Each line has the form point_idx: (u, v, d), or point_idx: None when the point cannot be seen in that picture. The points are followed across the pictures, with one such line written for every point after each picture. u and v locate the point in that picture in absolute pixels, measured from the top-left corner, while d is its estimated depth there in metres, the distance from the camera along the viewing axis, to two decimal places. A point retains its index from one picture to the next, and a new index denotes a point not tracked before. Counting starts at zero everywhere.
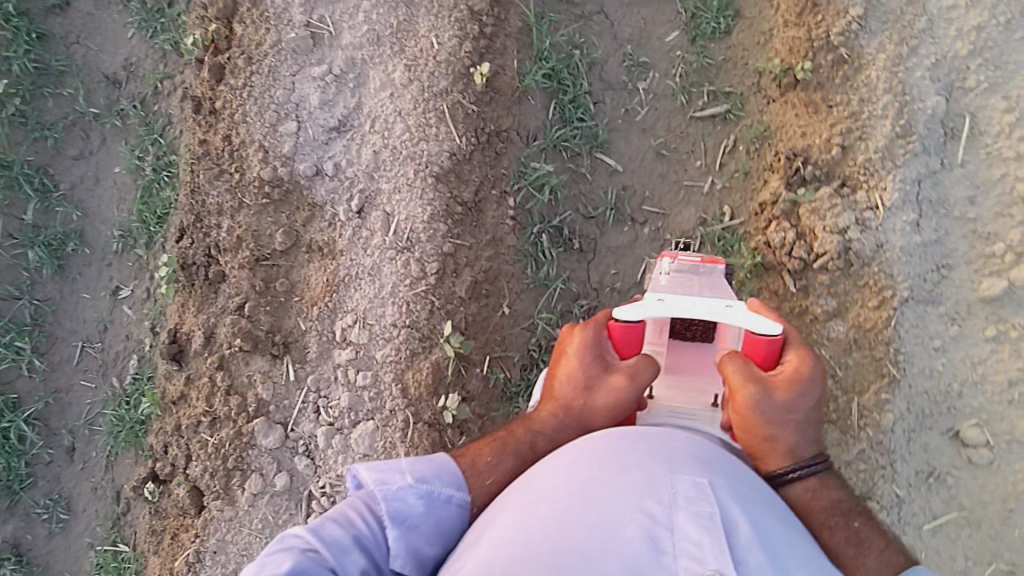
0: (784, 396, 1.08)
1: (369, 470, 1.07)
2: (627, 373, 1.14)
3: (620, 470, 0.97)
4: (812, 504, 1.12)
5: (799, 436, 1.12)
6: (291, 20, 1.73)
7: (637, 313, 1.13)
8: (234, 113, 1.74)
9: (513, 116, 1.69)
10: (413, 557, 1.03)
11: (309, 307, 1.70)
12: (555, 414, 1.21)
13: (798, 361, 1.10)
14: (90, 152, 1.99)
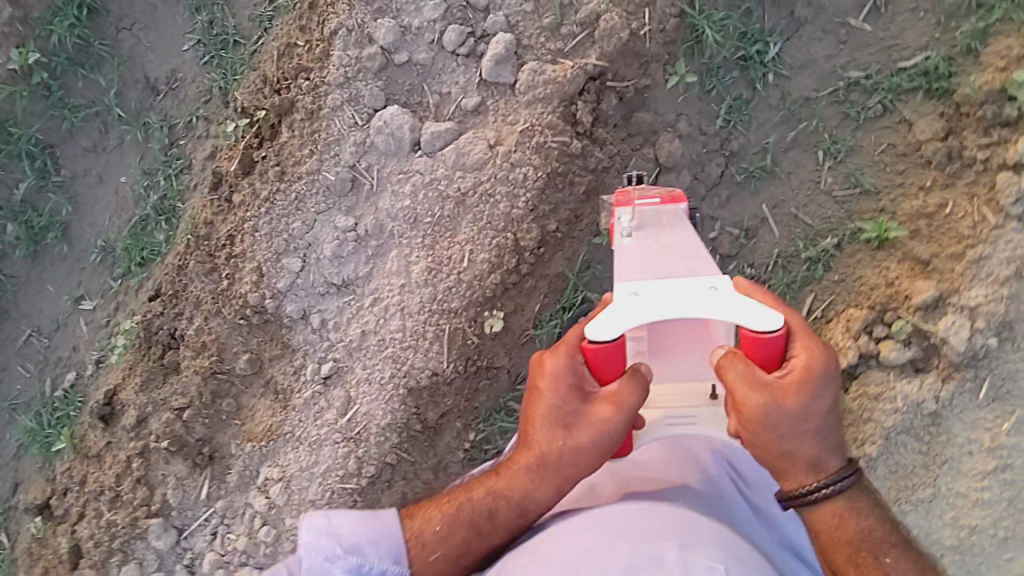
0: (793, 400, 1.10)
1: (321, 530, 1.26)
2: (613, 399, 1.11)
3: (647, 543, 1.06)
4: (840, 531, 1.22)
5: (818, 447, 1.17)
6: (338, 156, 1.59)
7: (613, 322, 1.05)
8: (245, 218, 1.63)
9: (509, 357, 1.62)
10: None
11: (245, 437, 1.68)
12: (541, 459, 1.24)
13: (806, 355, 1.10)
14: (104, 148, 1.85)
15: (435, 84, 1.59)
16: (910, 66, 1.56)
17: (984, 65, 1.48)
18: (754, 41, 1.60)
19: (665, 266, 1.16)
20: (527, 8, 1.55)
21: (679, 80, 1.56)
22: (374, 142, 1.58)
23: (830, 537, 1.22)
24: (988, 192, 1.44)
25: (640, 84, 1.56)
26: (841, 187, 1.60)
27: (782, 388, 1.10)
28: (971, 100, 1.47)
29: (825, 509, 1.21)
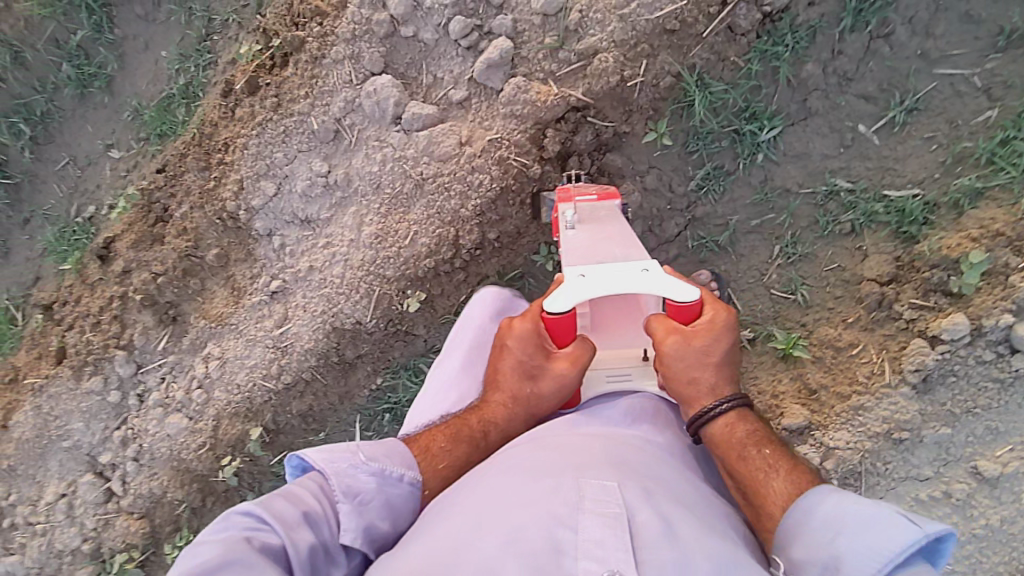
0: (700, 339, 1.10)
1: (316, 453, 1.03)
2: (571, 359, 1.13)
3: (534, 475, 0.93)
4: (731, 444, 1.10)
5: (724, 383, 1.12)
6: (328, 107, 1.72)
7: (563, 298, 1.10)
8: (240, 134, 1.80)
9: (427, 330, 1.80)
10: (367, 537, 0.98)
11: (202, 314, 1.96)
12: (509, 409, 1.16)
13: (713, 313, 1.13)
14: (154, 19, 2.02)
15: (433, 66, 1.65)
16: (895, 197, 1.49)
17: (960, 226, 1.42)
18: (752, 119, 1.54)
19: (604, 250, 1.20)
20: (535, 19, 1.54)
21: (656, 138, 1.57)
22: (362, 103, 1.69)
23: (725, 447, 1.09)
24: (897, 349, 1.47)
25: (620, 128, 1.58)
26: (780, 286, 1.61)
27: (689, 331, 1.11)
28: (928, 258, 1.43)
29: (719, 424, 1.11)
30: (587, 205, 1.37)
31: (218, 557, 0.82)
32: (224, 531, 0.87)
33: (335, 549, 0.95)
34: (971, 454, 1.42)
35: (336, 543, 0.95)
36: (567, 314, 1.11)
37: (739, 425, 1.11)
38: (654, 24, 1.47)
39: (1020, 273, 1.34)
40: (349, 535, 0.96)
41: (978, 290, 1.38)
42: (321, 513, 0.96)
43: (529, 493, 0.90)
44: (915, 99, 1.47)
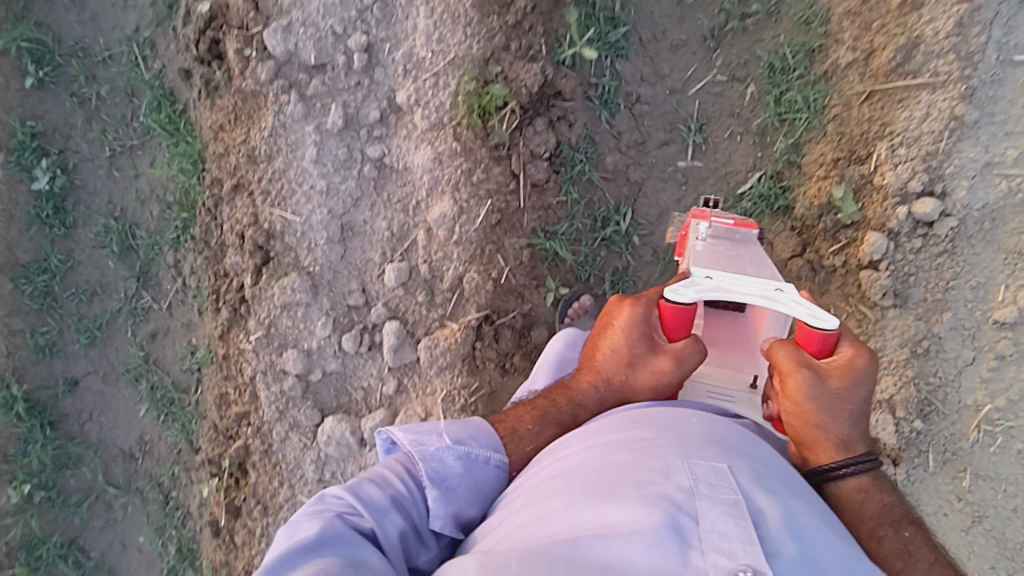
0: (837, 382, 1.03)
1: (405, 433, 1.10)
2: (674, 354, 1.12)
3: (642, 454, 0.94)
4: (859, 509, 1.06)
5: (855, 436, 1.06)
6: (303, 475, 1.77)
7: (684, 292, 1.11)
8: (253, 553, 1.83)
9: None
10: (455, 520, 1.05)
11: None
12: (598, 391, 1.21)
13: (854, 353, 1.06)
14: (115, 521, 2.03)
15: (356, 380, 1.75)
16: (749, 190, 1.68)
17: (807, 173, 1.63)
18: (606, 222, 1.71)
19: (737, 265, 1.20)
20: (399, 291, 1.69)
21: (555, 294, 1.70)
22: (327, 452, 1.75)
23: (851, 509, 1.06)
24: (858, 289, 1.60)
25: (524, 308, 1.70)
26: None
27: (825, 369, 1.04)
28: (810, 213, 1.63)
29: (848, 483, 1.07)
30: (722, 227, 1.37)
31: (319, 535, 0.88)
32: (323, 512, 0.95)
33: (425, 532, 1.03)
34: (987, 313, 1.47)
35: (426, 528, 1.03)
36: (688, 306, 1.12)
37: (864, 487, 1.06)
38: (480, 229, 1.64)
39: (875, 175, 1.54)
40: (437, 520, 1.03)
41: (862, 206, 1.57)
42: (410, 497, 1.03)
43: (641, 478, 0.89)
44: (697, 120, 1.71)
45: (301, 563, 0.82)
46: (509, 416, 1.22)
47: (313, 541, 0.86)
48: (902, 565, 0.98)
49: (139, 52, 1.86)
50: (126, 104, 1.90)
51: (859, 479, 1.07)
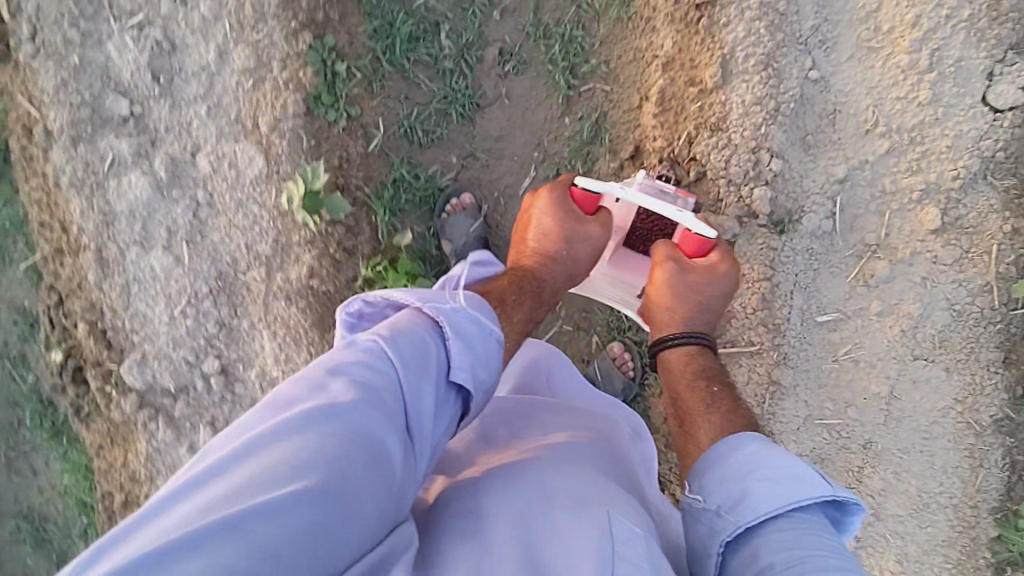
0: (696, 275, 1.31)
1: (410, 295, 0.99)
2: (600, 220, 1.34)
3: (579, 507, 0.89)
4: (682, 369, 1.32)
5: (698, 318, 1.35)
6: None
7: (597, 189, 1.26)
8: None
9: None
10: (474, 382, 0.94)
11: None
12: (547, 265, 1.33)
13: (719, 259, 1.33)
14: None
15: None
16: None
17: (655, 427, 1.70)
18: None
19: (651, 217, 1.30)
20: None
21: None
22: None
23: (676, 374, 1.31)
24: None
25: None
26: None
27: (690, 266, 1.32)
28: (663, 465, 1.70)
29: (677, 351, 1.34)
30: (654, 187, 1.35)
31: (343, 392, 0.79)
32: (334, 361, 0.84)
33: (445, 383, 0.92)
34: None
35: (446, 378, 0.92)
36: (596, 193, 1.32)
37: (711, 381, 1.28)
38: None
39: None
40: (460, 373, 0.93)
41: None
42: (434, 351, 0.92)
43: (628, 511, 0.91)
44: None
45: (311, 422, 0.74)
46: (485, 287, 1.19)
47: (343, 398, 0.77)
48: (704, 407, 1.24)
49: (13, 367, 1.90)
50: (11, 412, 1.94)
51: (688, 347, 1.33)
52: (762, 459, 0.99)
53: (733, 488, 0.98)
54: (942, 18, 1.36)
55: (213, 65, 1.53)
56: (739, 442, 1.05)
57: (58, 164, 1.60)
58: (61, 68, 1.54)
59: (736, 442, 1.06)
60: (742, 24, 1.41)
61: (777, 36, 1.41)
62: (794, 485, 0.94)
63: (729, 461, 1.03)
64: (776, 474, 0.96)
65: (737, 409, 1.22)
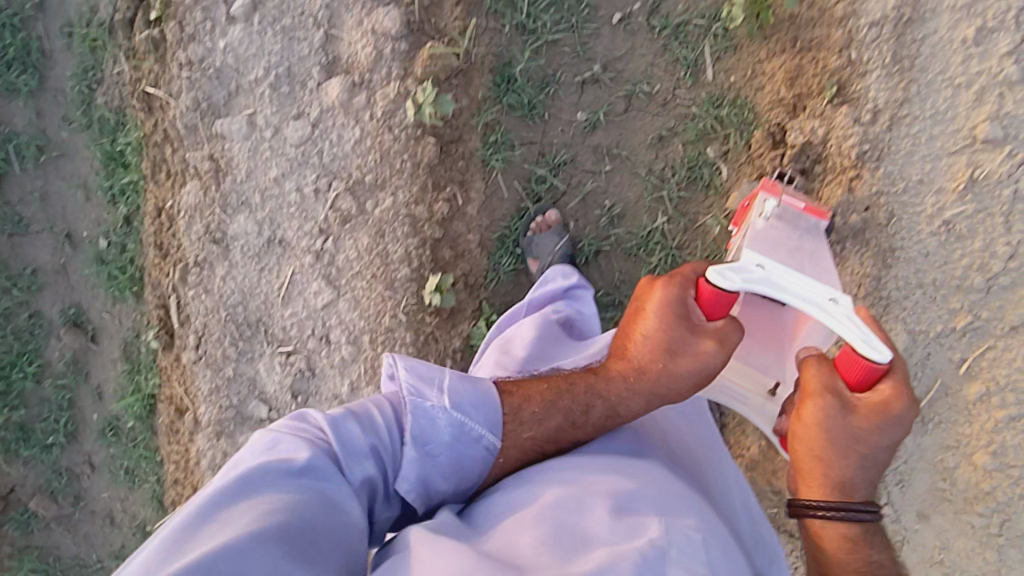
0: (862, 420, 0.96)
1: (407, 373, 1.04)
2: (717, 336, 1.06)
3: (619, 502, 0.90)
4: (839, 557, 0.99)
5: (860, 477, 1.00)
6: None
7: (728, 281, 1.00)
8: None
9: None
10: (421, 489, 1.00)
11: None
12: (626, 382, 1.12)
13: (894, 396, 0.95)
14: None
15: None
16: None
17: None
18: None
19: (790, 260, 1.20)
20: None
21: None
22: None
23: (824, 547, 1.01)
24: None
25: None
26: None
27: (856, 404, 0.97)
28: None
29: (836, 525, 1.00)
30: (792, 209, 1.31)
31: (300, 466, 0.92)
32: (295, 437, 0.97)
33: (391, 492, 1.01)
34: None
35: (391, 487, 1.01)
36: (729, 292, 1.01)
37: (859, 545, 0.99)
38: None
39: None
40: (404, 484, 1.00)
41: None
42: (389, 450, 1.00)
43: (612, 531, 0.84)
44: None
45: (259, 492, 0.87)
46: (522, 385, 1.13)
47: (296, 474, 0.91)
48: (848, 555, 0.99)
49: None
50: None
51: (853, 525, 1.00)
52: None
53: None
54: (1016, 495, 1.45)
55: (344, 396, 1.72)
56: None
57: (201, 447, 1.85)
58: (217, 375, 1.80)
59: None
60: None
61: None
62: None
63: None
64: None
65: None
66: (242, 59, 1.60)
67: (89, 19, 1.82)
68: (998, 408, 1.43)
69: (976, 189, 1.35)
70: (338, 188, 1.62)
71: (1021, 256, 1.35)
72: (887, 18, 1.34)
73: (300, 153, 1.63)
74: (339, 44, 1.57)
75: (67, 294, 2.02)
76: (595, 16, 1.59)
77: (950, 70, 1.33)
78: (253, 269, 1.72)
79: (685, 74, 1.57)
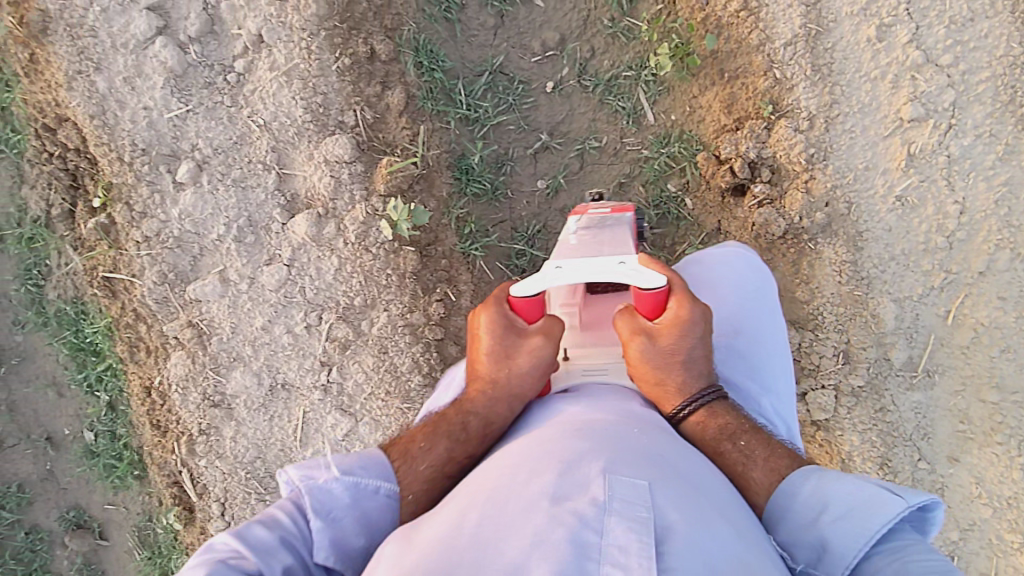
0: (667, 340, 1.09)
1: (295, 470, 1.04)
2: (546, 329, 1.10)
3: (561, 466, 0.87)
4: (704, 436, 1.10)
5: (688, 377, 1.12)
6: None
7: (536, 285, 1.05)
8: None
9: None
10: (341, 552, 0.97)
11: None
12: (486, 394, 1.11)
13: (678, 307, 1.10)
14: None
15: None
16: None
17: None
18: None
19: (595, 248, 1.10)
20: None
21: None
22: None
23: (700, 443, 1.10)
24: None
25: None
26: None
27: (657, 331, 1.10)
28: None
29: (690, 418, 1.12)
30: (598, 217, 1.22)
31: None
32: (207, 559, 0.89)
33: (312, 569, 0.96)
34: None
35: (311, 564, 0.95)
36: (532, 296, 1.08)
37: (752, 455, 1.07)
38: None
39: None
40: (321, 552, 0.95)
41: None
42: (297, 534, 0.96)
43: (555, 487, 0.83)
44: None
45: None
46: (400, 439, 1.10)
47: None
48: (743, 467, 1.06)
49: None
50: None
51: (698, 411, 1.12)
52: (826, 493, 0.97)
53: (808, 536, 0.95)
54: None
55: None
56: (795, 485, 1.01)
57: None
58: None
59: (797, 479, 1.02)
60: (856, 435, 1.59)
61: (889, 440, 1.59)
62: (864, 515, 0.92)
63: (794, 505, 0.99)
64: (846, 509, 0.94)
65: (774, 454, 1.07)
66: (200, 222, 1.57)
67: (20, 220, 1.67)
68: (990, 344, 1.53)
69: (915, 163, 1.48)
70: (329, 318, 1.60)
71: (970, 210, 1.48)
72: (797, 35, 1.48)
73: (282, 294, 1.59)
74: (294, 181, 1.57)
75: (60, 499, 1.82)
76: (529, 90, 1.65)
77: (863, 67, 1.47)
78: (262, 421, 1.65)
79: (628, 121, 1.64)
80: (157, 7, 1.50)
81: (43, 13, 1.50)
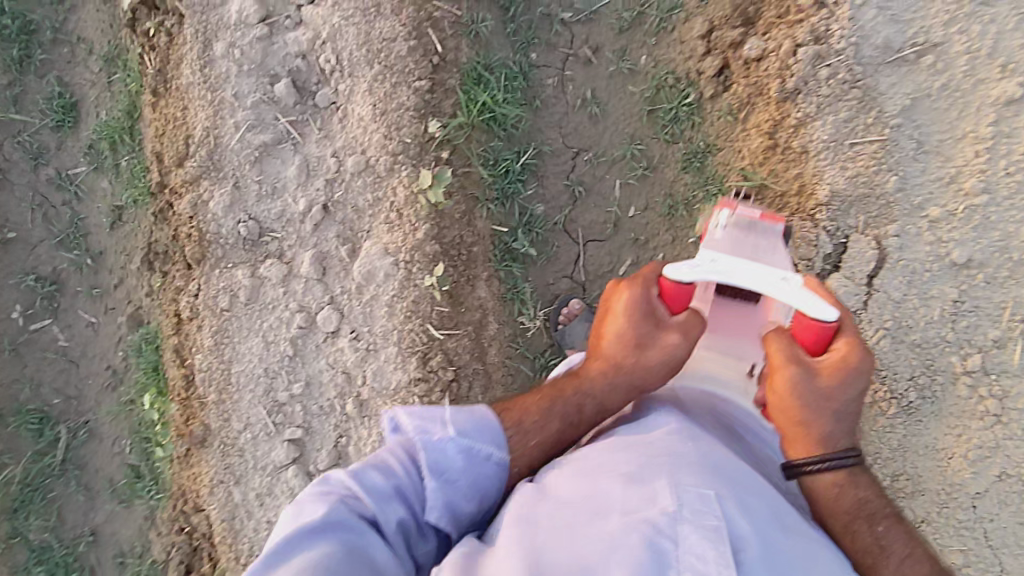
0: (827, 380, 1.07)
1: (409, 418, 1.08)
2: (682, 329, 1.15)
3: (627, 483, 0.95)
4: (836, 504, 1.09)
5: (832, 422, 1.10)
6: None
7: (692, 275, 1.11)
8: None
9: None
10: (449, 513, 1.04)
11: None
12: (606, 377, 1.17)
13: (847, 348, 1.08)
14: None
15: None
16: None
17: None
18: None
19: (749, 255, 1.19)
20: None
21: None
22: None
23: (830, 513, 1.09)
24: None
25: None
26: None
27: (819, 366, 1.07)
28: None
29: (824, 480, 1.09)
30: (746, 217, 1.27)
31: (324, 519, 0.95)
32: (329, 494, 1.00)
33: (424, 525, 1.05)
34: None
35: (423, 518, 1.05)
36: (687, 285, 1.13)
37: (886, 548, 1.08)
38: None
39: None
40: (433, 512, 1.04)
41: None
42: (411, 484, 1.05)
43: (628, 503, 0.93)
44: None
45: (288, 557, 0.90)
46: (519, 402, 1.18)
47: (316, 527, 0.93)
48: (873, 560, 1.07)
49: None
50: None
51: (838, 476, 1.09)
52: None
53: None
54: None
55: None
56: None
57: None
58: None
59: None
60: None
61: None
62: None
63: None
64: None
65: (912, 558, 1.07)
66: None
67: (142, 554, 1.95)
68: None
69: None
70: None
71: None
72: None
73: None
74: None
75: None
76: None
77: None
78: None
79: None
80: (297, 439, 1.70)
81: (205, 428, 1.73)
